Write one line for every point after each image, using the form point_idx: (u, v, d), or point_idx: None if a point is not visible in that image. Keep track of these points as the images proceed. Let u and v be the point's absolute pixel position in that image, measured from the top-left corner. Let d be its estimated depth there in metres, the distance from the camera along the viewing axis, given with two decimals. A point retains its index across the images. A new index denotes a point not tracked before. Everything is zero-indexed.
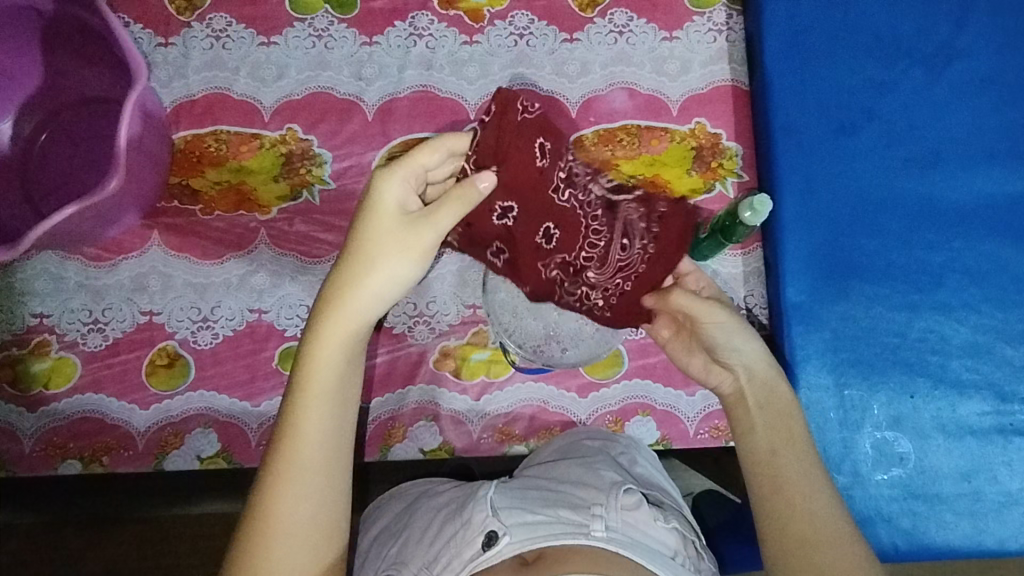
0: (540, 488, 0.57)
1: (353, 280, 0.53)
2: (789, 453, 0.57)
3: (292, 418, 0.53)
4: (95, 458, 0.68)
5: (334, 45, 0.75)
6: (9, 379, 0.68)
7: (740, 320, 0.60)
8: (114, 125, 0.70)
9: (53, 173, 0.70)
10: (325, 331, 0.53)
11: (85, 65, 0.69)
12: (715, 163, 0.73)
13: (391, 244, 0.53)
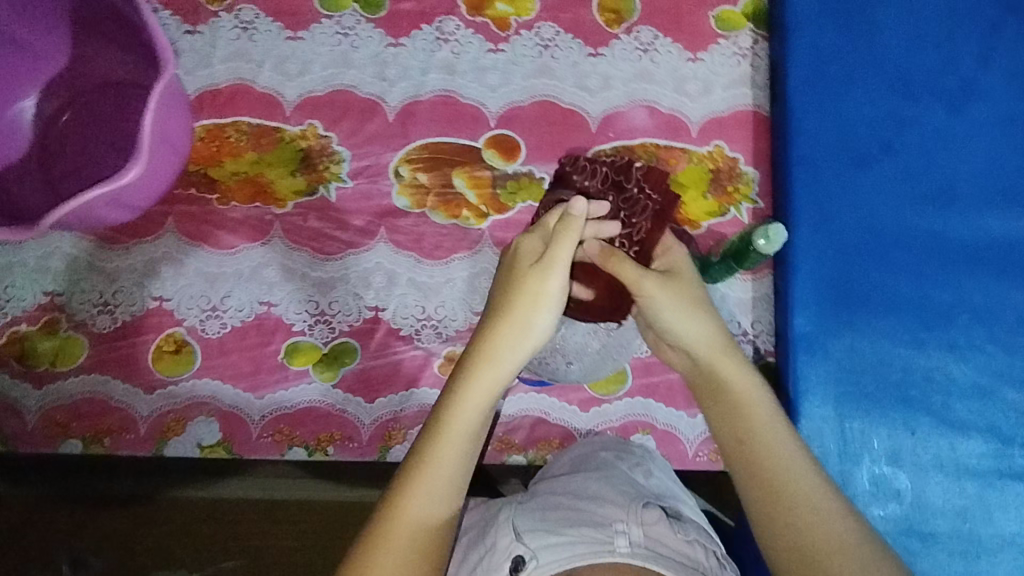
0: (554, 507, 0.57)
1: (515, 317, 0.54)
2: (756, 437, 0.55)
3: (440, 442, 0.53)
4: (95, 439, 0.68)
5: (360, 45, 0.75)
6: (16, 354, 0.69)
7: (680, 295, 0.57)
8: (136, 110, 0.70)
9: (70, 154, 0.70)
10: (477, 372, 0.54)
11: (111, 49, 0.69)
12: (730, 187, 0.73)
13: (542, 291, 0.54)
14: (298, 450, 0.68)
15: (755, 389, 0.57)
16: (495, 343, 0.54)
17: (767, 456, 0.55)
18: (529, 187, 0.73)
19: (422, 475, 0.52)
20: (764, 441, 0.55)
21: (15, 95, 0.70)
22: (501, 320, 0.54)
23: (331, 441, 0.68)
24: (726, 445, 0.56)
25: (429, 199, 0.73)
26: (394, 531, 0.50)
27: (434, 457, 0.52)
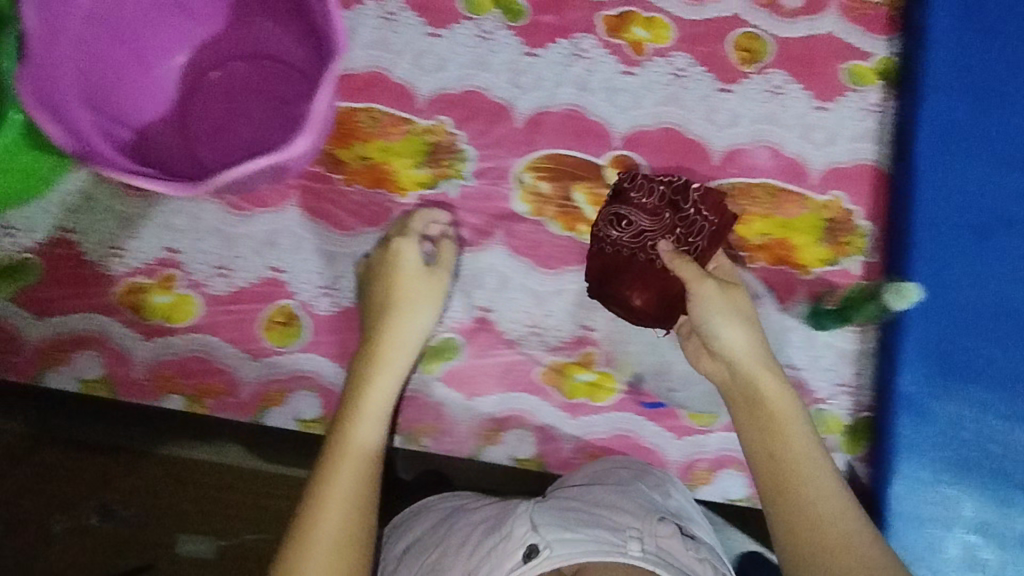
0: (576, 509, 0.59)
1: (399, 294, 0.68)
2: (792, 452, 0.62)
3: (369, 396, 0.66)
4: (199, 399, 0.70)
5: (497, 50, 0.76)
6: (131, 305, 0.70)
7: (736, 313, 0.66)
8: (286, 86, 0.71)
9: (214, 117, 0.71)
10: (377, 371, 0.67)
11: (273, 22, 0.70)
12: (845, 239, 0.74)
13: (422, 285, 0.69)
14: (394, 436, 0.72)
15: (791, 407, 0.64)
16: (383, 351, 0.67)
17: (801, 465, 0.62)
18: None
19: (351, 425, 0.65)
20: (793, 450, 0.62)
21: (171, 52, 0.71)
22: (399, 302, 0.68)
23: (427, 432, 0.72)
24: (756, 455, 0.63)
25: (547, 208, 0.74)
26: (344, 462, 0.63)
27: (352, 402, 0.66)
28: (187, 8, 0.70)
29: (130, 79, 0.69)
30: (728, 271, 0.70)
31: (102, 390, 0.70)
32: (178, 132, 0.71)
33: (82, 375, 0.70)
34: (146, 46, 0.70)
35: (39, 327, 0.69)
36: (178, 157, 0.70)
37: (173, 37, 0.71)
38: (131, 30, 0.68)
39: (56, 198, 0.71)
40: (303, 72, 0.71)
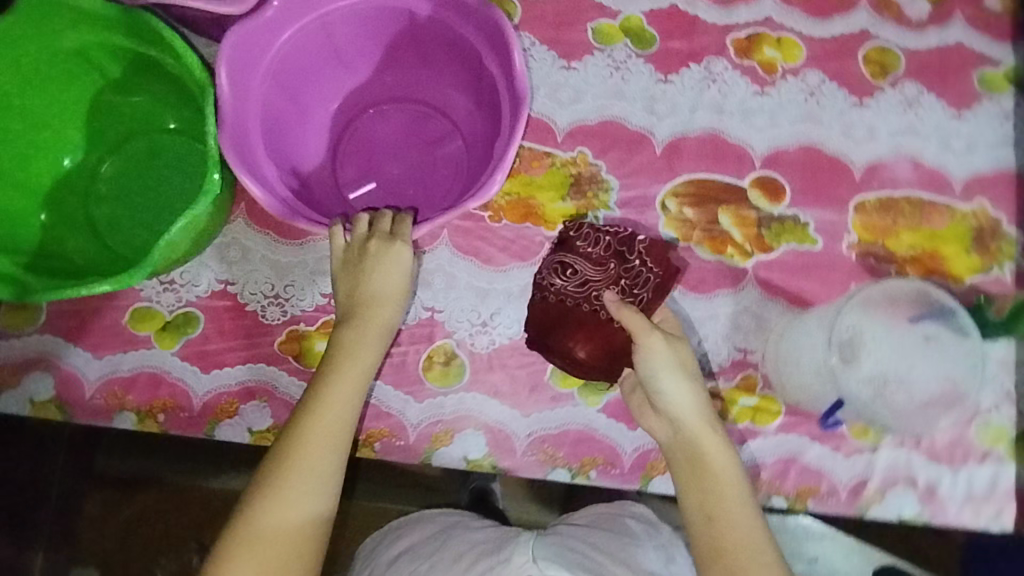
0: (579, 546, 0.63)
1: (368, 291, 0.65)
2: (724, 518, 0.60)
3: (320, 407, 0.61)
4: (367, 443, 0.71)
5: (631, 78, 0.77)
6: (295, 353, 0.71)
7: (682, 369, 0.63)
8: (436, 127, 0.74)
9: (365, 160, 0.73)
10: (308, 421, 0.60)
11: (424, 67, 0.73)
12: (994, 247, 0.75)
13: (389, 262, 0.64)
14: (561, 471, 0.71)
15: (732, 471, 0.61)
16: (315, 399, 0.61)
17: (727, 528, 0.59)
18: (793, 230, 0.74)
19: (298, 449, 0.59)
20: (732, 520, 0.60)
21: (327, 101, 0.73)
22: (371, 297, 0.65)
23: (593, 464, 0.71)
24: (694, 520, 0.60)
25: (695, 233, 0.74)
26: (242, 541, 0.57)
27: (309, 428, 0.60)
28: (344, 58, 0.72)
29: (293, 130, 0.71)
30: (675, 325, 0.68)
31: (270, 440, 0.70)
32: (336, 180, 0.73)
33: (252, 425, 0.70)
34: (305, 98, 0.72)
35: (206, 380, 0.71)
36: (339, 203, 0.72)
37: (328, 86, 0.73)
38: (295, 82, 0.70)
39: (214, 251, 0.73)
40: (456, 116, 0.73)
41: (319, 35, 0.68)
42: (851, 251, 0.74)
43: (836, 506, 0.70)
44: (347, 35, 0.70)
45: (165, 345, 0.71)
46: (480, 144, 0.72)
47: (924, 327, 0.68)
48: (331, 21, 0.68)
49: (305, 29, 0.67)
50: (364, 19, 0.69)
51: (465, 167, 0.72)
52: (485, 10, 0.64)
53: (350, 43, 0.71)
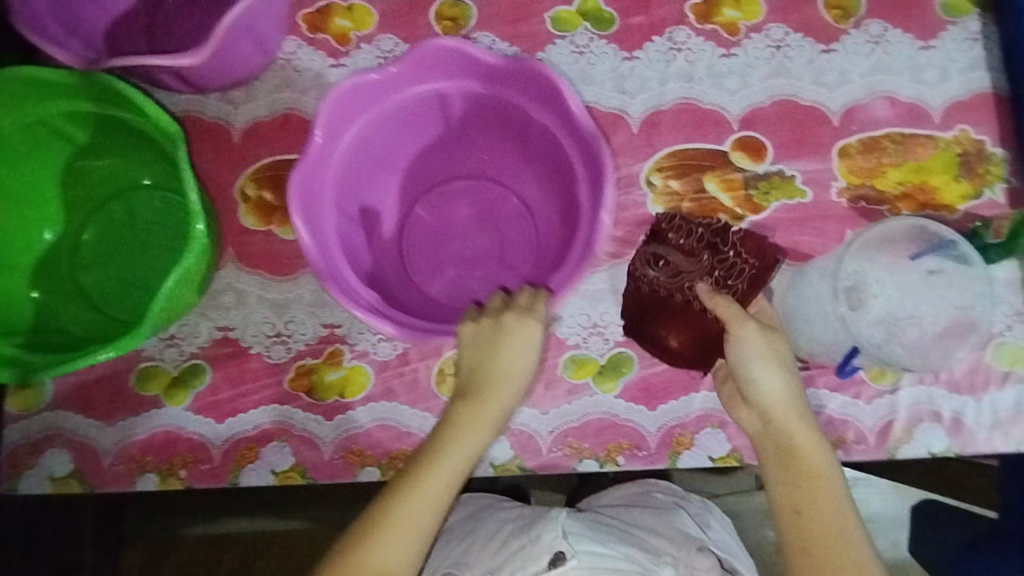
0: (612, 525, 0.64)
1: (502, 373, 0.65)
2: (816, 509, 0.59)
3: (431, 471, 0.61)
4: (393, 465, 0.70)
5: (596, 61, 0.76)
6: (306, 388, 0.71)
7: (777, 360, 0.64)
8: (497, 198, 0.79)
9: (422, 250, 0.78)
10: (429, 475, 0.60)
11: (462, 143, 0.79)
12: (982, 169, 0.74)
13: (521, 346, 0.66)
14: (589, 462, 0.70)
15: (824, 467, 0.61)
16: (433, 457, 0.61)
17: (813, 519, 0.59)
18: (781, 186, 0.74)
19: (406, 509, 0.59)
20: (819, 515, 0.59)
21: (381, 203, 0.78)
22: (502, 377, 0.66)
23: (620, 450, 0.70)
24: (782, 512, 0.60)
25: (684, 205, 0.74)
26: None
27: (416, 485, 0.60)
28: (387, 160, 0.77)
29: (362, 244, 0.75)
30: (771, 315, 0.68)
31: (296, 478, 0.70)
32: (410, 276, 0.77)
33: (274, 466, 0.70)
34: (363, 207, 0.76)
35: (222, 429, 0.70)
36: (435, 292, 0.76)
37: (381, 190, 0.78)
38: (350, 195, 0.74)
39: (209, 300, 0.72)
40: (498, 176, 0.79)
41: (360, 146, 0.73)
42: (842, 197, 0.74)
43: (866, 452, 0.70)
44: (383, 139, 0.75)
45: (176, 402, 0.70)
46: (536, 198, 0.77)
47: (926, 262, 0.67)
48: (370, 130, 0.73)
49: (349, 145, 0.72)
50: (391, 121, 0.75)
51: (538, 228, 0.77)
52: (518, 68, 0.70)
53: (387, 143, 0.76)
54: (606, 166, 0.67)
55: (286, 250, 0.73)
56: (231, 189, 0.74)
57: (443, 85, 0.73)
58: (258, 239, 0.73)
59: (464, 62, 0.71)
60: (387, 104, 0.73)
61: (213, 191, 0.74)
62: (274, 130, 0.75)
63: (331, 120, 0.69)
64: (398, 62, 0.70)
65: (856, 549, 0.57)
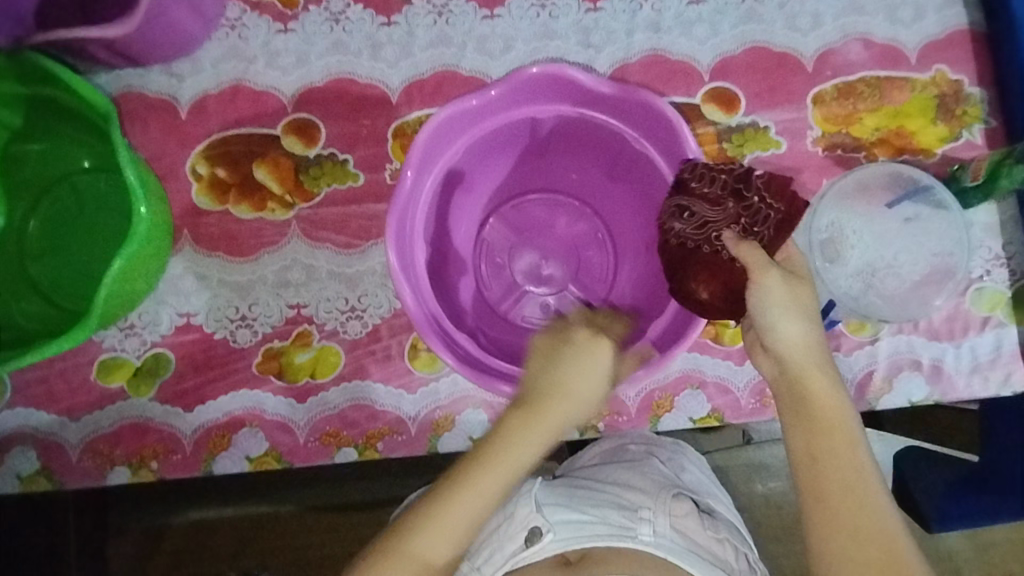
0: (585, 487, 0.62)
1: (568, 395, 0.56)
2: (835, 461, 0.55)
3: (471, 467, 0.55)
4: (369, 444, 0.69)
5: (559, 14, 0.73)
6: (275, 371, 0.69)
7: (798, 306, 0.58)
8: (609, 211, 0.74)
9: (576, 269, 0.74)
10: (466, 490, 0.54)
11: (543, 160, 0.73)
12: (959, 111, 0.72)
13: (588, 367, 0.56)
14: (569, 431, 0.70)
15: (849, 425, 0.56)
16: (482, 469, 0.54)
17: (840, 481, 0.54)
18: (755, 137, 0.72)
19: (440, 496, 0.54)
20: (839, 477, 0.55)
21: (473, 228, 0.74)
22: (565, 400, 0.56)
23: (599, 417, 0.69)
24: (799, 461, 0.56)
25: None
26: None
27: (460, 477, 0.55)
28: (469, 181, 0.72)
29: (452, 269, 0.72)
30: (799, 260, 0.61)
31: (271, 462, 0.68)
32: (487, 306, 0.73)
33: (248, 452, 0.68)
34: (445, 231, 0.71)
35: (191, 418, 0.68)
36: (529, 326, 0.72)
37: (460, 213, 0.73)
38: (440, 225, 0.70)
39: (168, 285, 0.69)
40: (589, 199, 0.74)
41: (447, 169, 0.70)
42: (817, 146, 0.72)
43: (846, 404, 0.70)
44: (468, 161, 0.71)
45: (141, 392, 0.68)
46: (626, 224, 0.73)
47: (902, 209, 0.69)
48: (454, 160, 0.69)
49: (438, 167, 0.69)
50: (509, 137, 0.71)
51: (625, 247, 0.73)
52: (630, 99, 0.66)
53: (475, 166, 0.71)
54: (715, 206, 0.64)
55: (244, 229, 0.70)
56: (181, 168, 0.70)
57: (536, 106, 0.69)
58: (214, 219, 0.70)
59: (567, 86, 0.67)
60: (481, 127, 0.69)
61: (162, 171, 0.70)
62: (222, 103, 0.71)
63: (422, 148, 0.66)
64: (498, 84, 0.66)
65: (879, 507, 0.53)
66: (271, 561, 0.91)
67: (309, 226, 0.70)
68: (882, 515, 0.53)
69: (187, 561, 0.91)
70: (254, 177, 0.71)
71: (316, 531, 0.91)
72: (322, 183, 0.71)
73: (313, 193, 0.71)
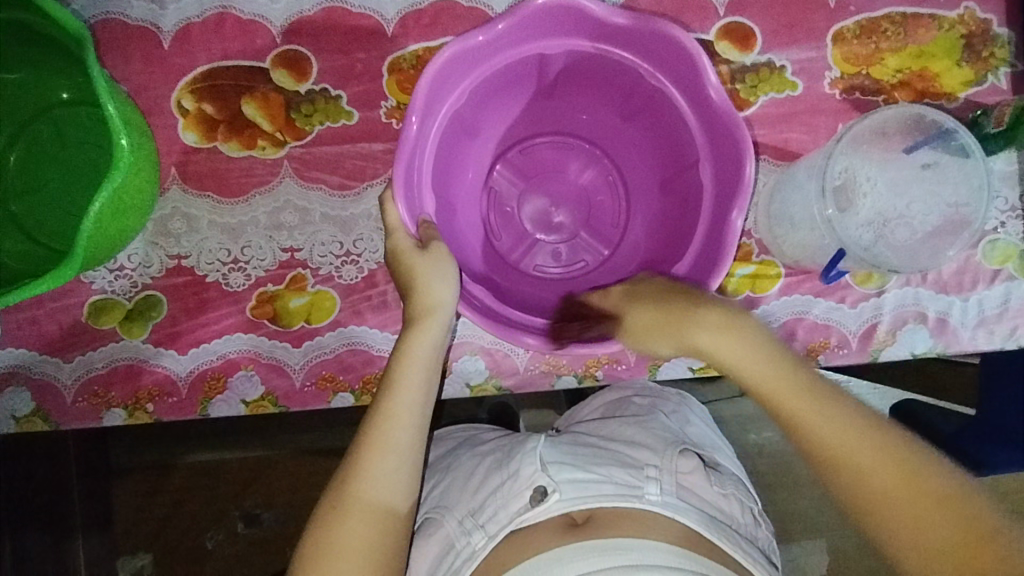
0: (591, 444, 0.61)
1: (426, 298, 0.58)
2: (851, 439, 0.49)
3: (383, 426, 0.56)
4: (366, 390, 0.68)
5: None
6: (269, 315, 0.68)
7: (657, 304, 0.57)
8: (616, 148, 0.72)
9: (582, 209, 0.73)
10: (390, 403, 0.56)
11: (549, 99, 0.70)
12: (986, 53, 0.68)
13: (434, 268, 0.58)
14: (567, 378, 0.69)
15: (771, 369, 0.52)
16: (395, 385, 0.57)
17: (798, 410, 0.51)
18: (770, 78, 0.68)
19: (365, 464, 0.54)
20: (794, 403, 0.51)
21: (474, 173, 0.71)
22: (433, 305, 0.59)
23: (599, 365, 0.70)
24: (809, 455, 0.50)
25: None
26: (347, 515, 0.53)
27: (375, 440, 0.55)
28: (474, 127, 0.68)
29: (458, 219, 0.69)
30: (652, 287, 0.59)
31: (268, 406, 0.68)
32: (494, 251, 0.72)
33: (244, 396, 0.68)
34: (454, 181, 0.68)
35: (185, 361, 0.67)
36: (542, 275, 0.72)
37: (466, 158, 0.69)
38: (446, 173, 0.66)
39: (156, 225, 0.67)
40: (600, 140, 0.72)
41: (450, 114, 0.64)
42: (835, 88, 0.68)
43: (848, 357, 0.69)
44: (474, 103, 0.65)
45: (134, 334, 0.67)
46: (640, 166, 0.71)
47: (920, 155, 0.64)
48: (461, 102, 0.64)
49: (441, 111, 0.63)
50: (516, 76, 0.66)
51: (639, 190, 0.72)
52: (650, 32, 0.60)
53: (480, 109, 0.67)
54: (744, 149, 0.59)
55: (234, 168, 0.67)
56: (166, 103, 0.67)
57: (545, 41, 0.63)
58: (202, 157, 0.67)
59: (582, 19, 0.61)
60: (489, 64, 0.63)
61: (146, 105, 0.67)
62: (207, 32, 0.67)
63: (426, 92, 0.59)
64: (505, 17, 0.59)
65: (868, 433, 0.48)
66: (272, 501, 0.93)
67: (301, 166, 0.68)
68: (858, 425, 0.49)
69: (190, 500, 0.92)
70: (243, 113, 0.67)
71: (315, 472, 0.92)
72: (315, 120, 0.68)
73: (305, 131, 0.68)
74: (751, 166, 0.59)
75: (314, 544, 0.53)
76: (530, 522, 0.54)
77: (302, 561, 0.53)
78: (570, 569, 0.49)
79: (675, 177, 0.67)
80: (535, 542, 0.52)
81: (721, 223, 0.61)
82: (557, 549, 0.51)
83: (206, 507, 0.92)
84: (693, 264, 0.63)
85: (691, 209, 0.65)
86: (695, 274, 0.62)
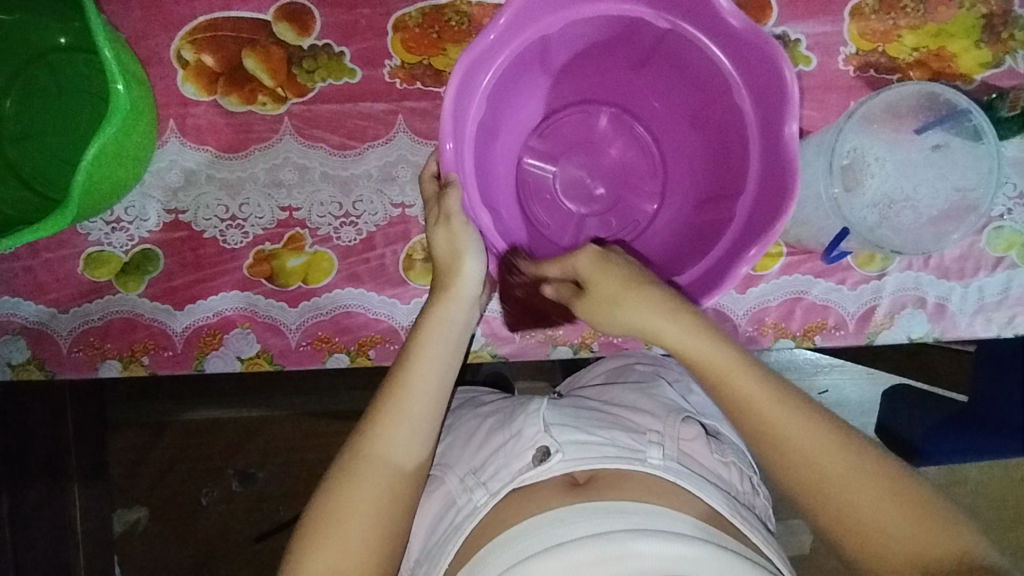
0: (591, 408, 0.61)
1: (456, 271, 0.58)
2: (818, 439, 0.52)
3: (403, 393, 0.56)
4: (362, 352, 0.68)
5: None
6: (267, 274, 0.67)
7: (642, 286, 0.56)
8: (637, 106, 0.71)
9: (613, 164, 0.74)
10: (415, 369, 0.57)
11: (553, 79, 0.68)
12: (1005, 35, 0.67)
13: (466, 241, 0.58)
14: (563, 349, 0.69)
15: (732, 352, 0.55)
16: (421, 353, 0.57)
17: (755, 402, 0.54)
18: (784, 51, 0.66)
19: (384, 426, 0.55)
20: (751, 396, 0.54)
21: (506, 161, 0.70)
22: (460, 280, 0.58)
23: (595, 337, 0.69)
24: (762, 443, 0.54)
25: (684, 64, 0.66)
26: (363, 472, 0.54)
27: (394, 404, 0.56)
28: (495, 125, 0.66)
29: (506, 215, 0.67)
30: (614, 274, 0.57)
31: (263, 364, 0.68)
32: (545, 236, 0.71)
33: (240, 353, 0.68)
34: (493, 177, 0.67)
35: (182, 316, 0.67)
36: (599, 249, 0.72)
37: (495, 157, 0.68)
38: (486, 174, 0.65)
39: (154, 178, 0.66)
40: (614, 100, 0.71)
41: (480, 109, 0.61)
42: (848, 65, 0.67)
43: (845, 338, 0.69)
44: (495, 97, 0.62)
45: (130, 288, 0.67)
46: (671, 127, 0.70)
47: (931, 137, 0.64)
48: (487, 94, 0.61)
49: (472, 107, 0.60)
50: (528, 62, 0.63)
51: (675, 150, 0.71)
52: None
53: (502, 98, 0.64)
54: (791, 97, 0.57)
55: (234, 123, 0.66)
56: (165, 52, 0.65)
57: (553, 17, 0.60)
58: (201, 111, 0.66)
59: None
60: (501, 56, 0.59)
61: (143, 55, 0.65)
62: None
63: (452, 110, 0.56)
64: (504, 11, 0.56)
65: (830, 434, 0.53)
66: (269, 458, 0.94)
67: (302, 123, 0.67)
68: (808, 413, 0.53)
69: (186, 457, 0.93)
70: (244, 66, 0.66)
71: (310, 433, 0.93)
72: (317, 77, 0.66)
73: (307, 88, 0.66)
74: (792, 77, 0.56)
75: (328, 495, 0.54)
76: (531, 482, 0.54)
77: (317, 512, 0.53)
78: (574, 529, 0.48)
79: (714, 138, 0.66)
80: (536, 499, 0.52)
81: (778, 168, 0.59)
82: (560, 509, 0.50)
83: (204, 462, 0.94)
84: (745, 229, 0.61)
85: (736, 168, 0.64)
86: (748, 233, 0.60)
